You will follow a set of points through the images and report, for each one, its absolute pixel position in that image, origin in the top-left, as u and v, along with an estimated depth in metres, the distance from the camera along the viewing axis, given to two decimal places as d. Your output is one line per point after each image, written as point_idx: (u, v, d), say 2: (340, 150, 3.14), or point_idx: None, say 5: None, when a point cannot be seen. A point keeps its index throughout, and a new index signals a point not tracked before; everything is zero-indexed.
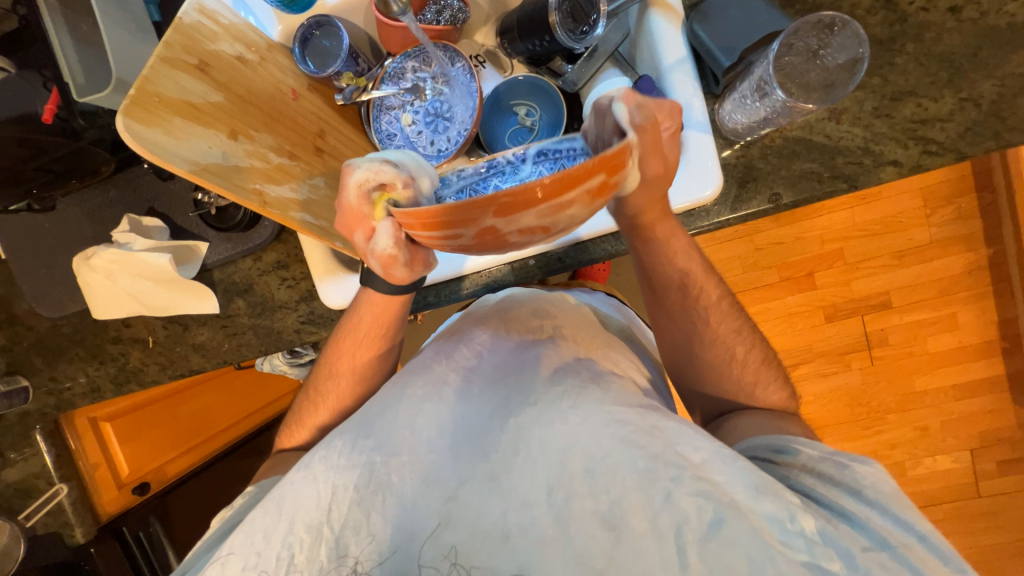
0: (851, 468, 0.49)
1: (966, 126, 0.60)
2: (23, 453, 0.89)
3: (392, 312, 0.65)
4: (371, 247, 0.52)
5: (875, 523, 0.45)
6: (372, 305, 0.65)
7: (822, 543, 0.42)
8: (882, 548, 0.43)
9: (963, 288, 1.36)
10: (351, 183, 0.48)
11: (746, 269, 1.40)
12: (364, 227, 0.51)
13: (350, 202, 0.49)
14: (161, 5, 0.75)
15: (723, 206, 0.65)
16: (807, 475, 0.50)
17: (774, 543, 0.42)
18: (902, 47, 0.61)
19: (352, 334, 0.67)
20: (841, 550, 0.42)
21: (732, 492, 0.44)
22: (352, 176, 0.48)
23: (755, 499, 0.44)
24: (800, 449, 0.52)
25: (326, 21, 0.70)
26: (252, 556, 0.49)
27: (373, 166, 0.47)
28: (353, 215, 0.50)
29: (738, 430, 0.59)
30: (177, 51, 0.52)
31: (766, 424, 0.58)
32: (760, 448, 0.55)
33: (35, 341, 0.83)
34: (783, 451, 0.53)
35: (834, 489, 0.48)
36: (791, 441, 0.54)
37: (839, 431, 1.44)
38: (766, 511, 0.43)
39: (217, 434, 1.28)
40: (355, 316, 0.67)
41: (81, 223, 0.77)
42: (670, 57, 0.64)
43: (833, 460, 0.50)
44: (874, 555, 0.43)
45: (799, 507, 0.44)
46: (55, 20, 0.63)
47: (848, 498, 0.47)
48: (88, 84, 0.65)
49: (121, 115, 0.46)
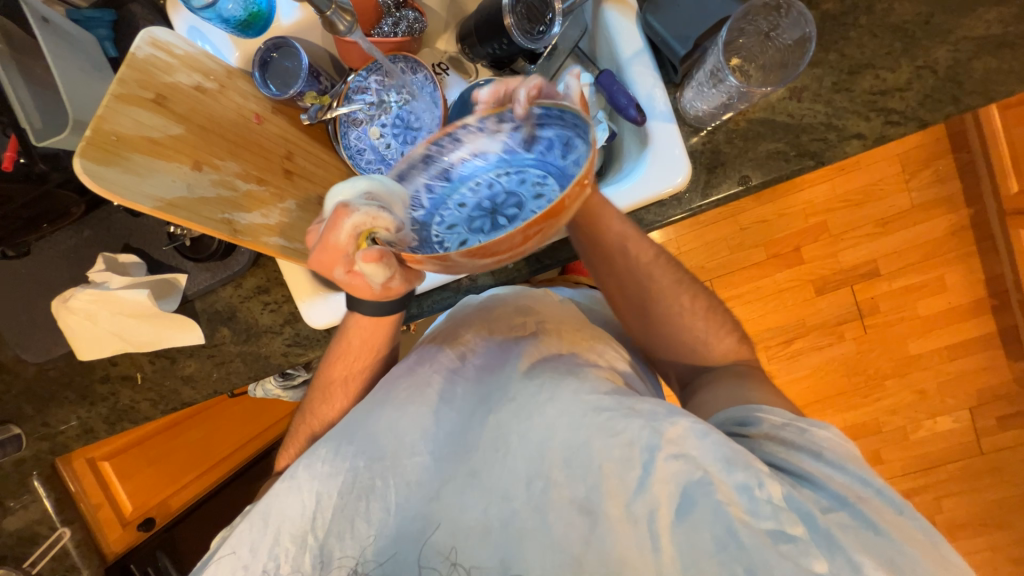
0: (810, 432, 0.49)
1: (925, 94, 0.61)
2: (23, 501, 0.88)
3: (380, 334, 0.64)
4: (356, 276, 0.53)
5: (835, 482, 0.45)
6: (362, 328, 0.63)
7: (787, 508, 0.43)
8: (842, 506, 0.44)
9: (948, 250, 1.38)
10: (346, 227, 0.48)
11: (732, 250, 1.41)
12: (345, 263, 0.51)
13: (339, 241, 0.48)
14: (117, 42, 0.75)
15: (694, 193, 0.65)
16: (771, 442, 0.49)
17: (740, 516, 0.42)
18: (855, 20, 0.62)
19: (342, 358, 0.66)
20: (803, 513, 0.43)
21: (704, 466, 0.44)
22: (349, 219, 0.47)
23: (727, 471, 0.44)
24: (762, 418, 0.52)
25: (283, 43, 0.70)
26: (240, 570, 0.51)
27: (372, 212, 0.47)
28: (334, 252, 0.49)
29: (708, 407, 0.58)
30: (132, 87, 0.51)
31: (734, 394, 0.57)
32: (727, 423, 0.54)
33: (23, 388, 0.82)
34: (747, 422, 0.52)
35: (796, 454, 0.48)
36: (753, 411, 0.53)
37: (840, 401, 1.45)
38: (736, 481, 0.43)
39: (218, 463, 1.28)
40: (345, 341, 0.65)
41: (57, 266, 0.77)
42: (627, 50, 0.64)
43: (793, 426, 0.50)
44: (834, 516, 0.43)
45: (768, 474, 0.44)
46: (6, 64, 0.62)
47: (811, 462, 0.47)
48: (46, 127, 0.64)
49: (77, 157, 0.46)
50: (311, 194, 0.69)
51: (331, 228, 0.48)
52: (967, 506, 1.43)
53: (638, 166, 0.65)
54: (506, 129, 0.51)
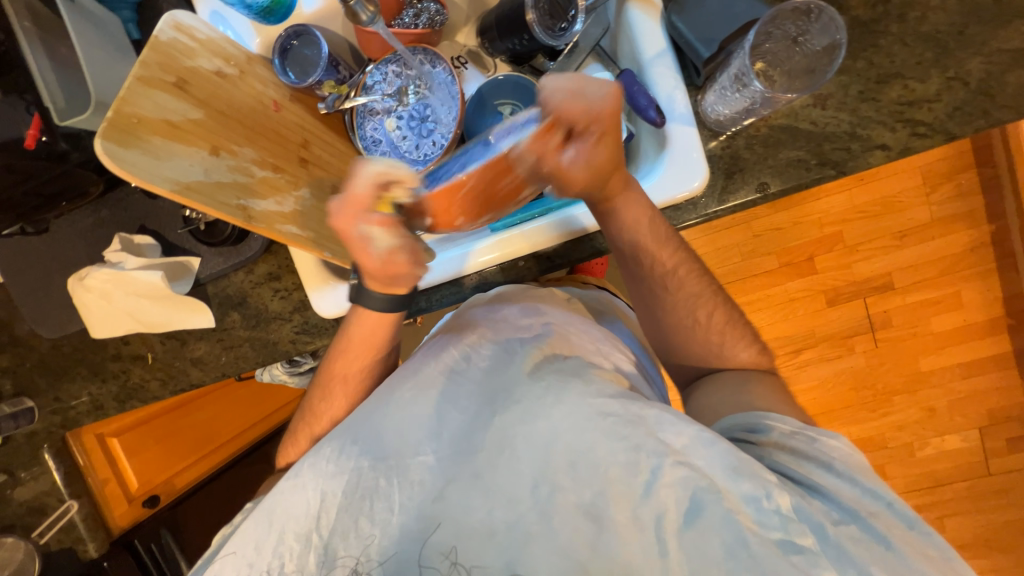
0: (819, 441, 0.49)
1: (954, 106, 0.59)
2: (33, 472, 0.90)
3: (383, 329, 0.64)
4: (367, 243, 0.51)
5: (844, 494, 0.45)
6: (364, 321, 0.63)
7: (796, 519, 0.42)
8: (852, 520, 0.44)
9: (967, 266, 1.35)
10: (368, 177, 0.48)
11: (744, 257, 1.39)
12: (368, 221, 0.50)
13: (358, 193, 0.48)
14: (141, 24, 0.75)
15: (710, 198, 0.64)
16: (780, 452, 0.49)
17: (748, 525, 0.42)
18: (886, 28, 0.60)
19: (343, 353, 0.66)
20: (813, 524, 0.42)
21: (711, 475, 0.44)
22: (369, 169, 0.48)
23: (732, 480, 0.44)
24: (772, 426, 0.51)
25: (304, 30, 0.69)
26: (244, 567, 0.51)
27: (391, 163, 0.49)
28: (354, 205, 0.49)
29: (710, 411, 0.58)
30: (154, 70, 0.51)
31: (740, 399, 0.57)
32: (735, 428, 0.53)
33: (37, 362, 0.84)
34: (756, 430, 0.51)
35: (805, 464, 0.48)
36: (763, 418, 0.52)
37: (846, 415, 1.43)
38: (743, 492, 0.43)
39: (226, 443, 1.31)
40: (346, 335, 0.65)
41: (74, 244, 0.78)
42: (649, 50, 0.63)
43: (802, 435, 0.50)
44: (844, 528, 0.43)
45: (776, 485, 0.43)
46: (32, 42, 0.63)
47: (821, 473, 0.47)
48: (69, 107, 0.65)
49: (99, 139, 0.46)
50: (325, 183, 0.69)
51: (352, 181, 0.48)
52: (970, 527, 1.41)
53: (654, 169, 0.64)
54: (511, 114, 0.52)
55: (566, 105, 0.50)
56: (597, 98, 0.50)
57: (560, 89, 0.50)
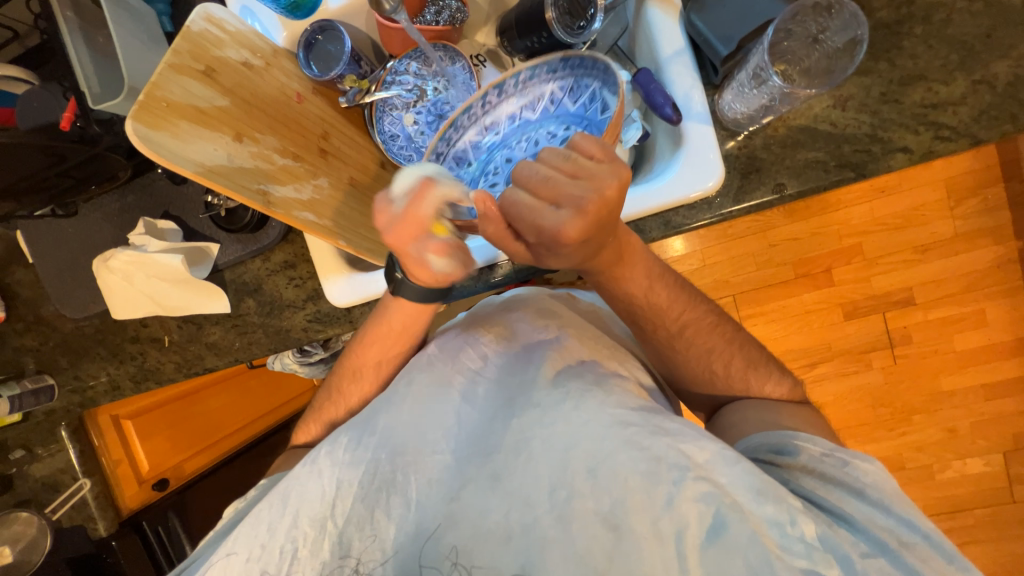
0: (850, 466, 0.48)
1: (980, 110, 0.58)
2: (50, 449, 0.93)
3: (421, 321, 0.64)
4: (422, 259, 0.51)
5: (875, 524, 0.44)
6: (403, 312, 0.63)
7: (821, 548, 0.42)
8: (881, 552, 0.43)
9: (992, 283, 1.31)
10: (432, 198, 0.47)
11: (760, 266, 1.37)
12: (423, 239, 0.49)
13: (417, 216, 0.47)
14: (175, 17, 0.79)
15: (726, 198, 0.64)
16: (808, 476, 0.48)
17: (773, 548, 0.41)
18: (909, 29, 0.60)
19: (376, 339, 0.66)
20: (839, 554, 0.42)
21: (735, 494, 0.43)
22: (434, 192, 0.47)
23: (756, 502, 0.43)
24: (800, 448, 0.50)
25: (329, 26, 0.71)
26: (256, 548, 0.52)
27: (452, 184, 0.48)
28: (412, 225, 0.47)
29: (736, 428, 0.58)
30: (185, 59, 0.53)
31: (759, 419, 0.57)
32: (761, 449, 0.53)
33: (60, 341, 0.86)
34: (783, 451, 0.51)
35: (835, 491, 0.47)
36: (790, 439, 0.52)
37: (862, 432, 1.39)
38: (766, 514, 0.42)
39: (231, 434, 1.33)
40: (379, 321, 0.65)
41: (101, 227, 0.81)
42: (668, 49, 0.64)
43: (834, 457, 0.49)
44: (873, 561, 0.42)
45: (800, 510, 0.43)
46: (72, 30, 0.66)
47: (849, 499, 0.46)
48: (103, 92, 0.67)
49: (130, 120, 0.48)
50: (343, 174, 0.71)
51: (417, 200, 0.46)
52: (990, 556, 1.36)
53: (670, 167, 0.64)
54: (559, 89, 0.66)
55: (522, 216, 0.42)
56: (560, 215, 0.41)
57: (513, 200, 0.43)
